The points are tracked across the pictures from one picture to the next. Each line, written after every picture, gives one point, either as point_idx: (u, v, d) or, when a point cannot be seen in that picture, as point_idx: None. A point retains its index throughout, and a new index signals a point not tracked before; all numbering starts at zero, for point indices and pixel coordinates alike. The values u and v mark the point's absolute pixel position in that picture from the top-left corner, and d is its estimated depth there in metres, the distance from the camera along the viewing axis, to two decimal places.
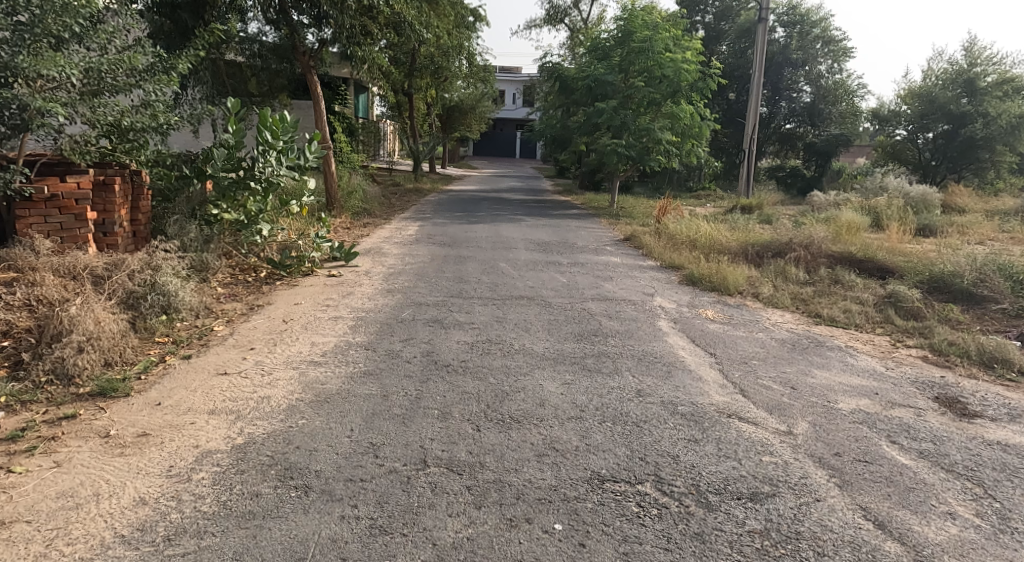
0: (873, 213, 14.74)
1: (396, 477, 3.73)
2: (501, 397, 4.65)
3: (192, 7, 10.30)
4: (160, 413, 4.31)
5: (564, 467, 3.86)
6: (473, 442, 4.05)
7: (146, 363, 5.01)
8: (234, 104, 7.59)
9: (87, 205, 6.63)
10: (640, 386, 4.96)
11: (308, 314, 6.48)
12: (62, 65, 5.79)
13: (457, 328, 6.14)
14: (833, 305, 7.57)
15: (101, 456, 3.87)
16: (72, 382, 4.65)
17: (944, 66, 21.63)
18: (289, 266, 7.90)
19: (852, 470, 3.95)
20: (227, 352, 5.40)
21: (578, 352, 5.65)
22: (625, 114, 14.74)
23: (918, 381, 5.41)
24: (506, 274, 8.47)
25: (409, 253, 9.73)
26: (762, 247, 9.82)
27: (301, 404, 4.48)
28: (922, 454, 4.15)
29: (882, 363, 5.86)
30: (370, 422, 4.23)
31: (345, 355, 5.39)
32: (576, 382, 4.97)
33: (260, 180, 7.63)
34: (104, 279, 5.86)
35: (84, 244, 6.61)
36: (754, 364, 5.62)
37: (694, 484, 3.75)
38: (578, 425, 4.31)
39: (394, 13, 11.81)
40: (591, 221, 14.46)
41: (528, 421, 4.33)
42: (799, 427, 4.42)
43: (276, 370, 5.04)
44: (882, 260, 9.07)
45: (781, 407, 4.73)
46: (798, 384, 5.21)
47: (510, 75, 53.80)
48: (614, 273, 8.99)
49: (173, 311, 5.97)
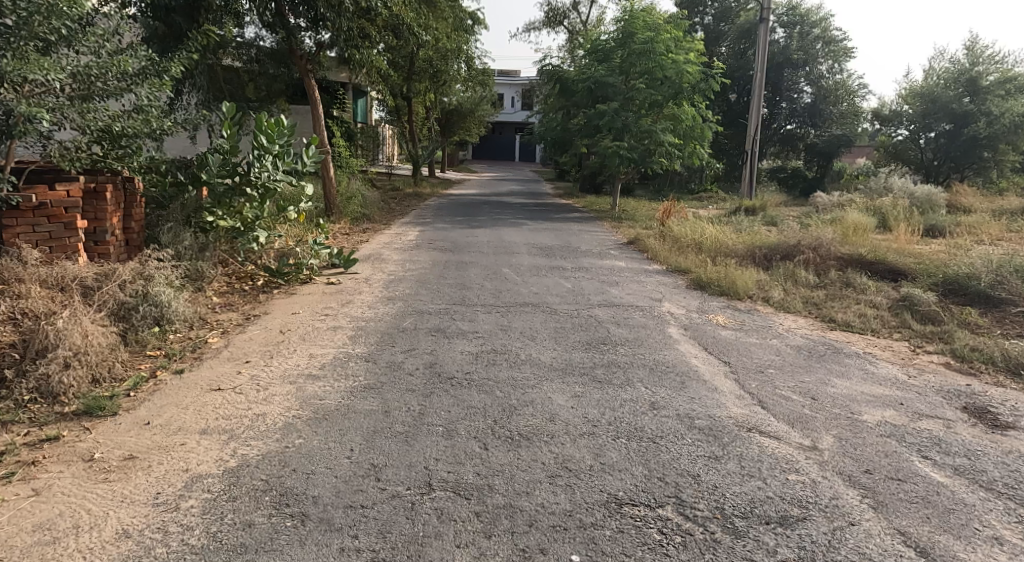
0: (878, 213, 14.61)
1: (399, 502, 3.49)
2: (509, 411, 4.43)
3: (187, 10, 10.09)
4: (149, 433, 4.03)
5: (579, 489, 3.62)
6: (481, 463, 3.81)
7: (136, 379, 4.77)
8: (230, 108, 7.48)
9: (77, 213, 6.45)
10: (654, 398, 4.74)
11: (306, 324, 6.29)
12: (48, 68, 5.69)
13: (461, 337, 5.92)
14: (847, 310, 7.39)
15: (83, 483, 3.62)
16: (57, 401, 4.43)
17: (946, 65, 21.51)
18: (288, 274, 7.77)
19: (885, 489, 3.70)
20: (222, 366, 5.18)
21: (587, 362, 5.43)
22: (626, 117, 14.55)
23: (943, 389, 5.18)
24: (510, 279, 8.28)
25: (410, 258, 9.56)
26: (770, 249, 9.65)
27: (299, 421, 4.24)
28: (958, 471, 3.91)
29: (903, 370, 5.64)
30: (372, 442, 4.00)
31: (345, 368, 5.17)
32: (587, 394, 4.75)
33: (257, 185, 7.55)
34: (93, 290, 5.72)
35: (74, 253, 6.40)
36: (771, 374, 5.40)
37: (718, 507, 3.52)
38: (591, 441, 4.08)
39: (393, 15, 11.63)
40: (594, 225, 14.30)
41: (538, 438, 4.10)
42: (824, 442, 4.18)
43: (273, 385, 4.81)
44: (893, 262, 8.89)
45: (803, 420, 4.51)
46: (818, 395, 4.99)
47: (508, 77, 53.34)
48: (620, 277, 8.79)
49: (166, 322, 5.88)
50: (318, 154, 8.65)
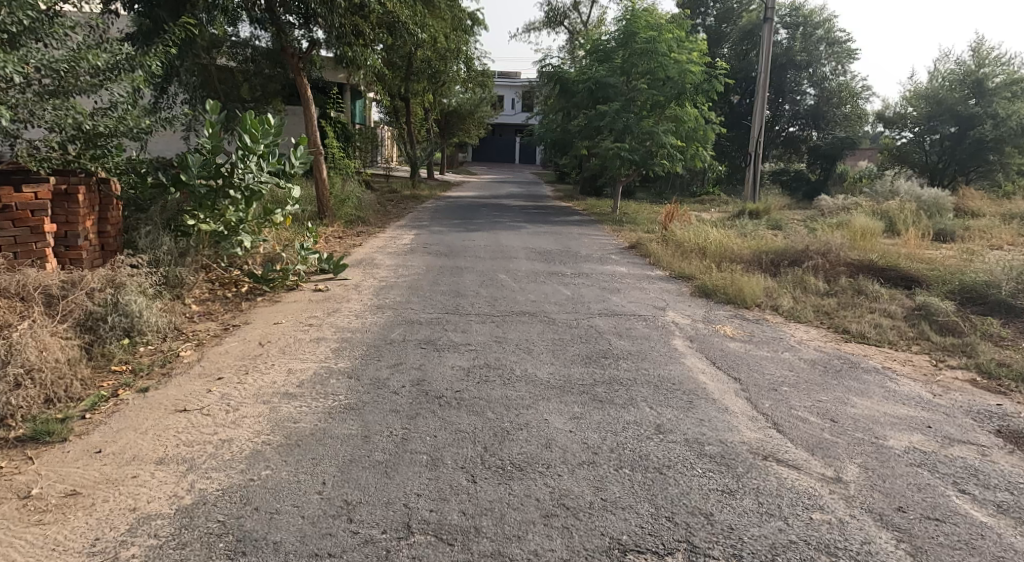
0: (886, 217, 14.18)
1: (373, 549, 3.11)
2: (501, 436, 4.02)
3: (172, 6, 9.70)
4: (99, 464, 3.64)
5: (578, 533, 3.23)
6: (468, 499, 3.41)
7: (93, 399, 4.38)
8: (212, 105, 7.05)
9: (44, 216, 6.00)
10: (659, 421, 4.33)
11: (287, 336, 5.88)
12: (9, 60, 5.38)
13: (452, 350, 5.52)
14: (860, 319, 6.99)
15: (14, 525, 3.23)
16: (3, 424, 4.05)
17: (952, 66, 21.10)
18: (273, 280, 7.39)
19: (923, 532, 3.31)
20: (191, 383, 4.76)
21: (587, 378, 5.02)
22: (627, 118, 14.12)
23: (972, 410, 4.77)
24: (506, 286, 7.88)
25: (402, 263, 9.16)
26: (777, 255, 9.25)
27: (268, 449, 3.83)
28: (1001, 509, 3.51)
29: (927, 388, 5.24)
30: (346, 473, 3.60)
31: (325, 386, 4.76)
32: (586, 416, 4.35)
33: (241, 187, 7.11)
34: (58, 299, 5.34)
35: (40, 259, 5.97)
36: (784, 392, 5.00)
37: (734, 555, 3.14)
38: (591, 472, 3.68)
39: (386, 13, 11.24)
40: (595, 228, 13.92)
41: (533, 468, 3.69)
42: (848, 472, 3.78)
43: (244, 405, 4.40)
44: (906, 268, 8.49)
45: (823, 446, 4.10)
46: (837, 416, 4.58)
47: (509, 79, 52.92)
48: (621, 284, 8.39)
49: (136, 334, 5.49)
50: (307, 154, 8.20)
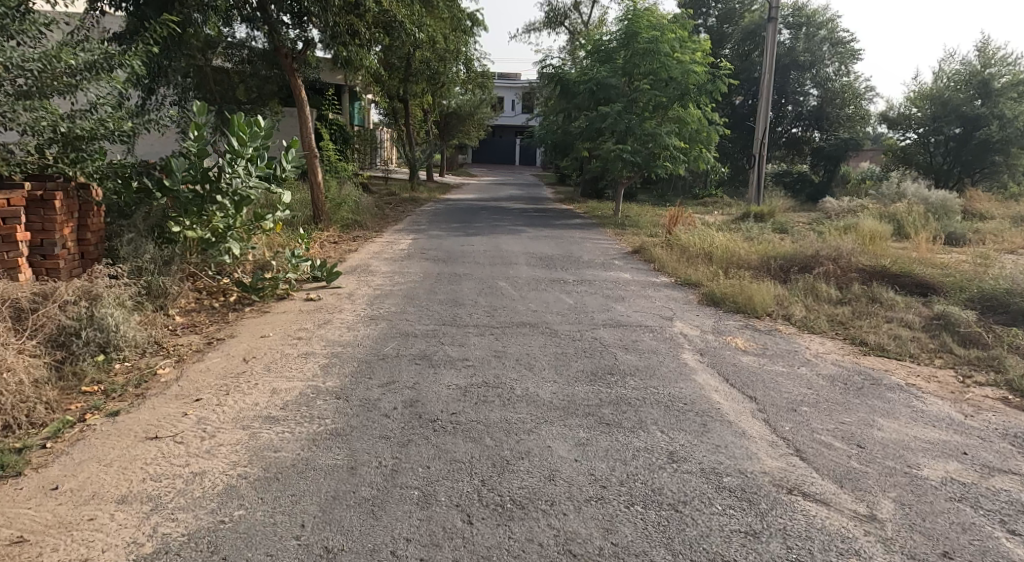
0: (894, 220, 13.82)
1: None
2: (501, 467, 3.68)
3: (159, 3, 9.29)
4: (54, 504, 3.34)
5: None
6: (464, 546, 3.12)
7: (57, 426, 4.03)
8: (198, 107, 6.71)
9: (17, 224, 5.61)
10: (672, 447, 3.98)
11: (274, 351, 5.52)
12: None
13: (448, 367, 5.17)
14: (878, 330, 6.63)
15: None
16: None
17: (958, 67, 20.75)
18: (263, 289, 7.02)
19: None
20: (166, 406, 4.40)
21: (592, 398, 4.66)
22: (629, 119, 13.75)
23: (1009, 433, 4.43)
24: (505, 295, 7.52)
25: (398, 270, 8.80)
26: (787, 260, 8.90)
27: (243, 484, 3.50)
28: None
29: (956, 408, 4.89)
30: (330, 513, 3.29)
31: (311, 408, 4.40)
32: (593, 442, 4.00)
33: (228, 193, 6.70)
34: (28, 312, 4.99)
35: (13, 270, 5.57)
36: (804, 413, 4.64)
37: None
38: (600, 510, 3.37)
39: (382, 12, 10.92)
40: (596, 231, 13.58)
41: (535, 505, 3.38)
42: (883, 508, 3.46)
43: (222, 431, 4.04)
44: (922, 275, 8.13)
45: (852, 476, 3.75)
46: (864, 440, 4.23)
47: (508, 80, 52.65)
48: (626, 292, 8.03)
49: (112, 350, 5.14)
50: (299, 158, 7.82)
